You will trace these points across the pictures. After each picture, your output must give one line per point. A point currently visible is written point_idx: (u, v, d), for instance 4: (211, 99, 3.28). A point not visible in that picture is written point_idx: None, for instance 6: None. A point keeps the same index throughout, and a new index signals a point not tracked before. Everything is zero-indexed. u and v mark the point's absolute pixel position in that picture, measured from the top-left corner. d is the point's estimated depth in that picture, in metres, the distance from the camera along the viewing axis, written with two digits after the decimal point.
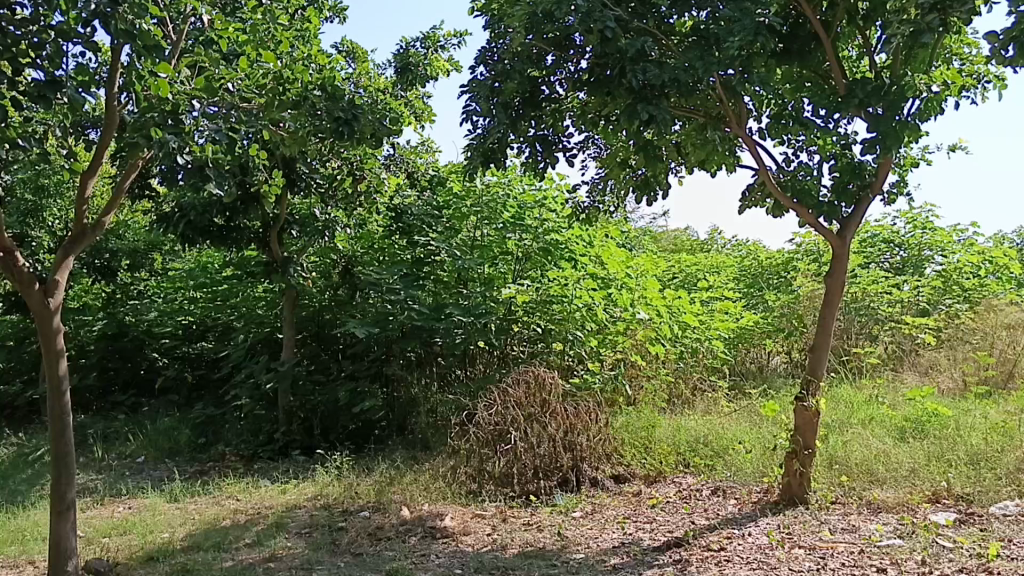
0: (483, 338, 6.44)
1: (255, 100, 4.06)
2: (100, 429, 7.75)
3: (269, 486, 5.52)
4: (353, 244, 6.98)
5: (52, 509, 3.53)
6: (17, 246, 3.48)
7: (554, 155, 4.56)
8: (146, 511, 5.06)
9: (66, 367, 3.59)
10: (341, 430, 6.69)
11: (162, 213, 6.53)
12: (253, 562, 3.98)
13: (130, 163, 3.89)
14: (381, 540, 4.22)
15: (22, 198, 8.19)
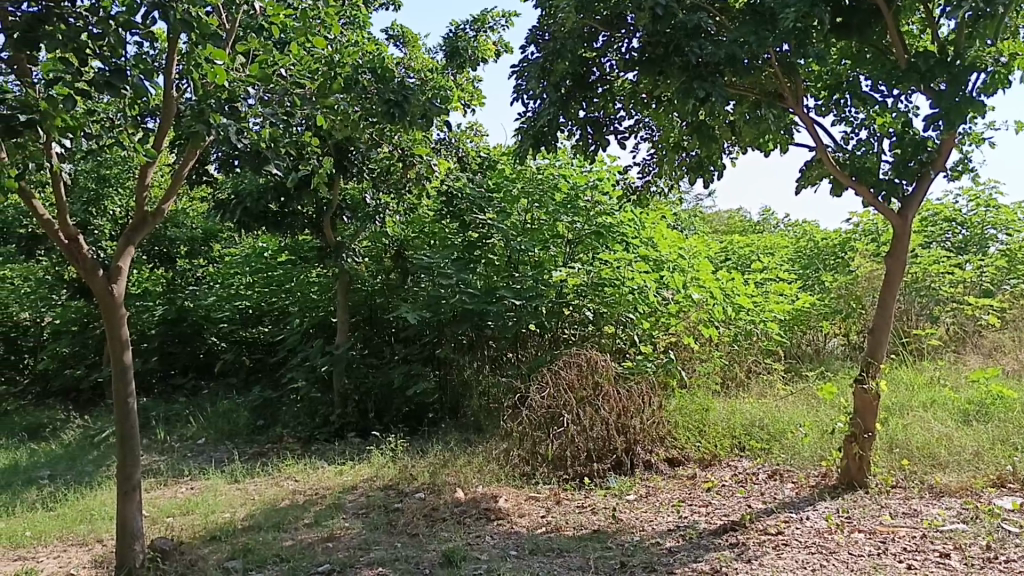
0: (535, 321, 6.42)
1: (308, 86, 4.10)
2: (163, 411, 7.95)
3: (325, 468, 5.61)
4: (404, 229, 7.06)
5: (118, 490, 3.63)
6: (82, 233, 3.58)
7: (605, 137, 4.53)
8: (207, 491, 5.18)
9: (130, 352, 3.68)
10: (395, 413, 6.77)
11: (219, 200, 6.65)
12: (312, 542, 4.06)
13: (187, 151, 3.96)
14: (437, 521, 4.26)
15: (85, 187, 8.41)
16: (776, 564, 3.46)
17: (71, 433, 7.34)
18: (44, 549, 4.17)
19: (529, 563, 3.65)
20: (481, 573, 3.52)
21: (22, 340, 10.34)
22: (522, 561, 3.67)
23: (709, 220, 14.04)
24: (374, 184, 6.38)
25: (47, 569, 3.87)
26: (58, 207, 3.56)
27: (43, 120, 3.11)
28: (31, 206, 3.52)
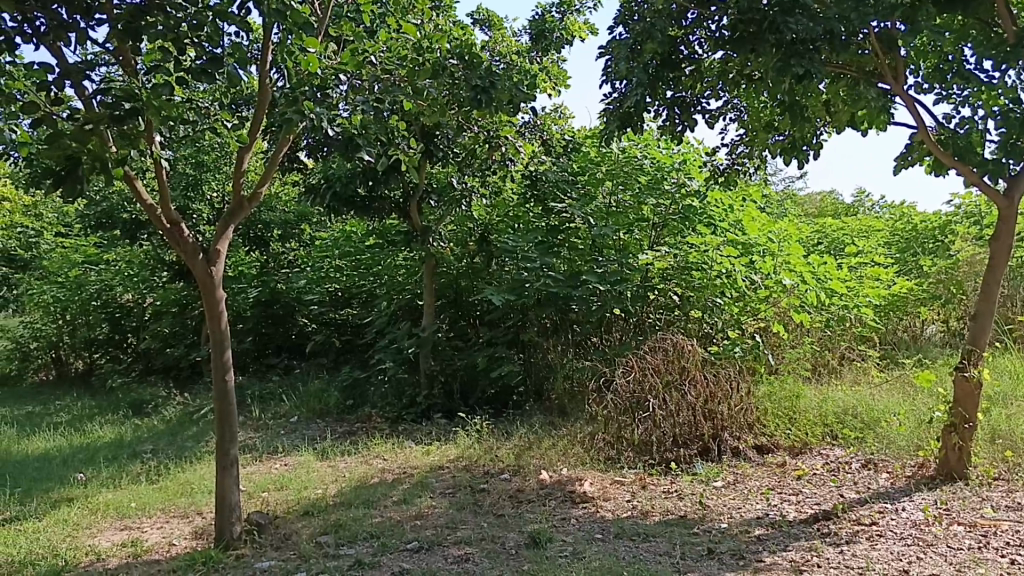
0: (620, 306, 6.37)
1: (397, 72, 4.13)
2: (257, 390, 8.22)
3: (413, 448, 5.71)
4: (489, 212, 7.09)
5: (217, 464, 3.76)
6: (183, 219, 3.72)
7: (693, 118, 4.47)
8: (300, 468, 5.35)
9: (228, 332, 3.82)
10: (481, 394, 6.86)
11: (310, 184, 6.82)
12: (401, 519, 4.14)
13: (281, 138, 4.07)
14: (523, 502, 4.30)
15: (184, 173, 8.73)
16: (870, 555, 3.37)
17: (171, 409, 7.67)
18: (148, 520, 4.37)
19: (615, 546, 3.65)
20: (566, 555, 3.54)
21: (127, 321, 10.83)
22: (608, 544, 3.68)
23: (800, 203, 13.69)
24: (460, 168, 6.44)
25: (152, 539, 4.06)
26: (161, 192, 3.71)
27: (147, 109, 3.24)
28: (137, 192, 3.67)
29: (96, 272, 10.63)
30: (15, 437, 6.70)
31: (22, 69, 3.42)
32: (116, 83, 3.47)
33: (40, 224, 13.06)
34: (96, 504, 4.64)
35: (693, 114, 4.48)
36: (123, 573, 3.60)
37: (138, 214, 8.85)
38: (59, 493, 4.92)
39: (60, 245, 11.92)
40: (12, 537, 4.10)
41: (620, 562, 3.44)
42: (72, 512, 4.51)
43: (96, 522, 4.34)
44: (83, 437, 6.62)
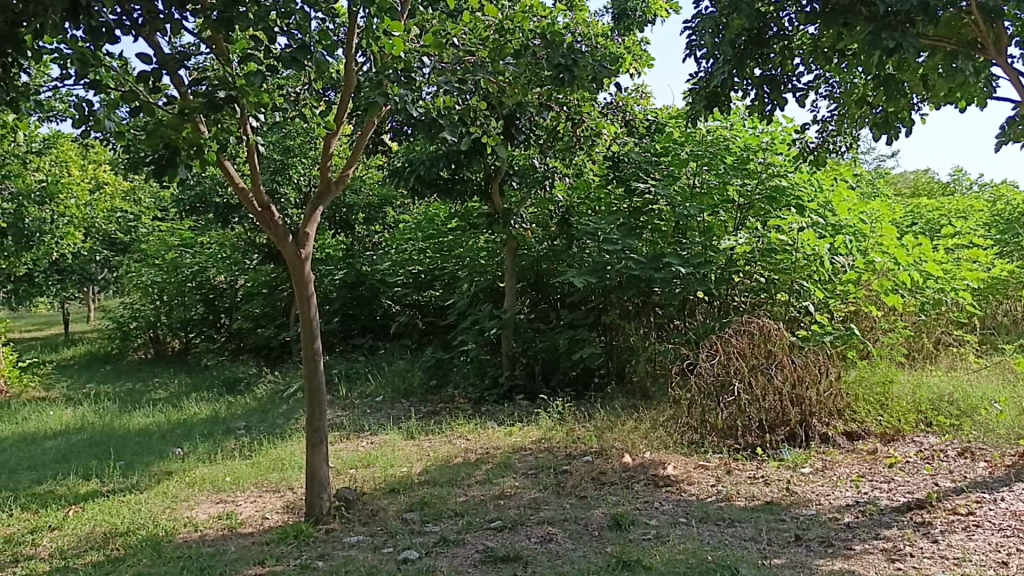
0: (703, 288, 6.21)
1: (479, 53, 4.13)
2: (343, 370, 8.43)
3: (495, 428, 5.77)
4: (570, 194, 7.06)
5: (307, 441, 3.87)
6: (273, 202, 3.82)
7: (783, 96, 4.38)
8: (386, 446, 5.46)
9: (317, 312, 3.91)
10: (563, 376, 6.88)
11: (393, 168, 6.90)
12: (485, 499, 4.19)
13: (366, 121, 4.14)
14: (605, 485, 4.30)
15: (272, 158, 8.96)
16: (966, 545, 3.27)
17: (263, 388, 7.91)
18: (242, 493, 4.54)
19: (699, 531, 3.62)
20: (649, 538, 3.53)
21: (219, 302, 11.21)
22: (692, 529, 3.65)
23: (893, 182, 13.28)
24: (542, 150, 6.44)
25: (246, 512, 4.21)
26: (252, 176, 3.81)
27: (238, 96, 3.32)
28: (229, 176, 3.78)
29: (190, 254, 11.04)
30: (118, 413, 7.03)
31: (123, 61, 3.55)
32: (210, 72, 3.58)
33: (139, 209, 13.60)
34: (193, 477, 4.84)
35: (783, 92, 4.38)
36: (219, 544, 3.74)
37: (229, 199, 9.13)
38: (159, 466, 5.14)
39: (157, 229, 12.40)
40: (117, 508, 4.31)
41: (704, 546, 3.42)
42: (172, 484, 4.71)
43: (193, 495, 4.52)
44: (180, 413, 6.90)
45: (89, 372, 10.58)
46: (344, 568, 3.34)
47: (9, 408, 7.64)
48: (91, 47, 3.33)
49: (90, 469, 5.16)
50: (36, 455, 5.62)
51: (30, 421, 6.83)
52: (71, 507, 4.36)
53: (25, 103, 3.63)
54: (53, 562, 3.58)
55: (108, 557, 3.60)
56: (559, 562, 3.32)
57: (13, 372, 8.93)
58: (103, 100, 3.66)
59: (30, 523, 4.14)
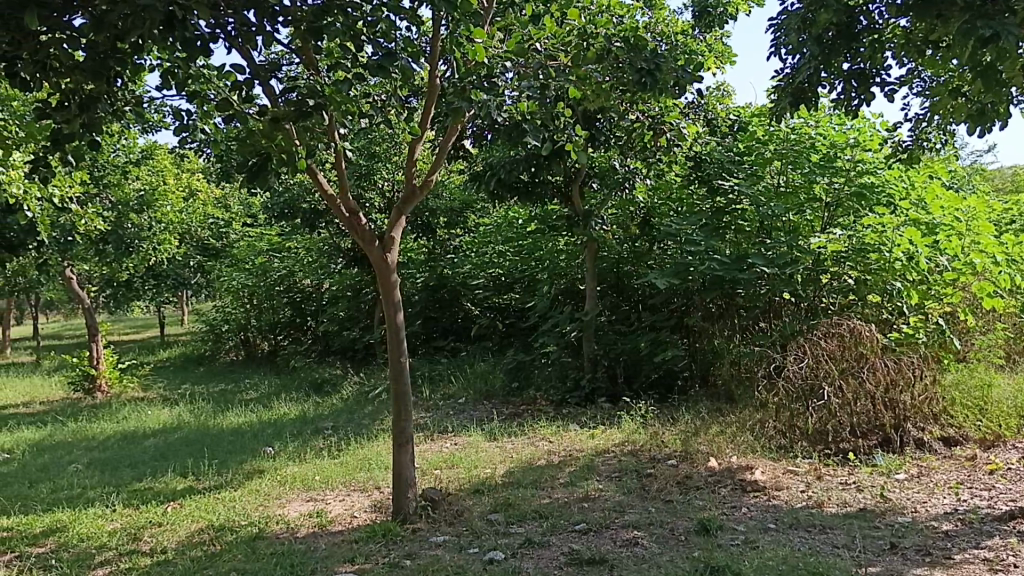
0: (789, 289, 6.14)
1: (562, 57, 4.17)
2: (426, 372, 8.56)
3: (578, 431, 5.77)
4: (651, 195, 7.01)
5: (393, 441, 3.93)
6: (361, 208, 3.90)
7: (870, 90, 4.28)
8: (470, 447, 5.51)
9: (403, 315, 3.97)
10: (645, 379, 6.83)
11: (474, 171, 6.98)
12: (568, 501, 4.20)
13: (449, 128, 4.20)
14: (691, 489, 4.25)
15: (356, 164, 9.15)
16: None
17: (349, 389, 8.08)
18: (331, 492, 4.64)
19: (790, 537, 3.56)
20: (737, 543, 3.48)
21: (306, 305, 11.52)
22: (782, 535, 3.58)
23: (991, 177, 12.77)
24: (622, 151, 6.42)
25: (335, 510, 4.30)
26: (340, 182, 3.90)
27: (326, 104, 3.40)
28: (319, 183, 3.87)
29: (279, 259, 11.36)
30: (212, 412, 7.27)
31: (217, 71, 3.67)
32: (299, 81, 3.67)
33: (229, 215, 14.05)
34: (284, 476, 4.97)
35: (872, 86, 4.27)
36: (310, 541, 3.84)
37: (316, 204, 9.36)
38: (251, 465, 5.30)
39: (246, 235, 12.79)
40: (213, 504, 4.46)
41: (795, 553, 3.35)
42: (264, 482, 4.85)
43: (284, 493, 4.64)
44: (270, 413, 7.11)
45: (184, 373, 10.98)
46: (431, 567, 3.39)
47: (111, 407, 7.99)
48: (188, 60, 3.46)
49: (188, 466, 5.35)
50: (137, 452, 5.86)
51: (130, 420, 7.14)
52: (171, 503, 4.53)
53: (127, 115, 3.80)
54: (154, 556, 3.72)
55: (206, 552, 3.72)
56: (646, 565, 3.30)
57: (113, 373, 9.32)
58: (198, 111, 3.79)
59: (133, 519, 4.31)
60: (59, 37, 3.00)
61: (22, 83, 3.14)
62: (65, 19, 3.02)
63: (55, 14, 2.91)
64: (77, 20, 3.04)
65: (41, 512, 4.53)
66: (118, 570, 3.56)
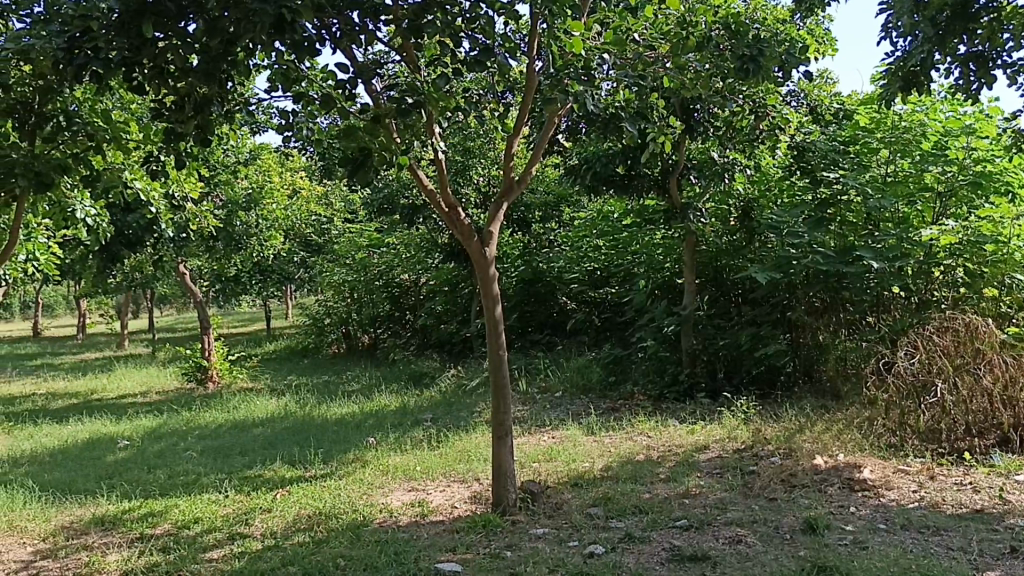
0: (899, 283, 5.98)
1: (660, 47, 4.11)
2: (522, 367, 8.62)
3: (677, 426, 5.71)
4: (750, 187, 6.87)
5: (493, 434, 3.96)
6: (461, 203, 3.95)
7: (991, 74, 4.04)
8: (567, 441, 5.52)
9: (502, 308, 3.99)
10: (746, 374, 6.73)
11: (569, 165, 6.97)
12: (669, 497, 4.16)
13: (546, 121, 4.19)
14: (796, 487, 4.15)
15: (453, 160, 9.26)
16: None
17: (446, 381, 8.20)
18: (432, 483, 4.71)
19: (901, 538, 3.44)
20: (846, 543, 3.39)
21: (405, 299, 11.79)
22: (893, 536, 3.46)
23: None
24: (720, 142, 6.29)
25: (436, 500, 4.38)
26: (440, 179, 3.94)
27: (426, 101, 3.45)
28: (419, 179, 3.92)
29: (378, 254, 11.62)
30: (316, 403, 7.50)
31: (324, 71, 3.77)
32: (402, 79, 3.74)
33: (331, 212, 14.44)
34: (386, 466, 5.08)
35: (992, 69, 4.06)
36: (413, 530, 3.91)
37: (414, 200, 9.53)
38: (355, 454, 5.45)
39: (347, 231, 13.12)
40: (319, 492, 4.60)
41: (908, 555, 3.23)
42: (368, 472, 4.97)
43: (387, 483, 4.74)
44: (372, 404, 7.29)
45: (288, 365, 11.38)
46: (531, 559, 3.40)
47: (222, 397, 8.31)
48: (296, 62, 3.57)
49: (295, 455, 5.53)
50: (246, 440, 6.09)
51: (240, 409, 7.42)
52: (280, 490, 4.69)
53: (236, 115, 3.92)
54: (265, 540, 3.86)
55: (314, 538, 3.83)
56: (750, 563, 3.24)
57: (224, 364, 9.69)
58: (305, 111, 3.91)
59: (245, 504, 4.48)
60: (177, 43, 3.11)
61: (140, 87, 3.26)
62: (180, 26, 3.13)
63: (171, 20, 3.09)
64: (191, 26, 3.15)
65: (160, 496, 4.76)
66: (232, 554, 3.71)
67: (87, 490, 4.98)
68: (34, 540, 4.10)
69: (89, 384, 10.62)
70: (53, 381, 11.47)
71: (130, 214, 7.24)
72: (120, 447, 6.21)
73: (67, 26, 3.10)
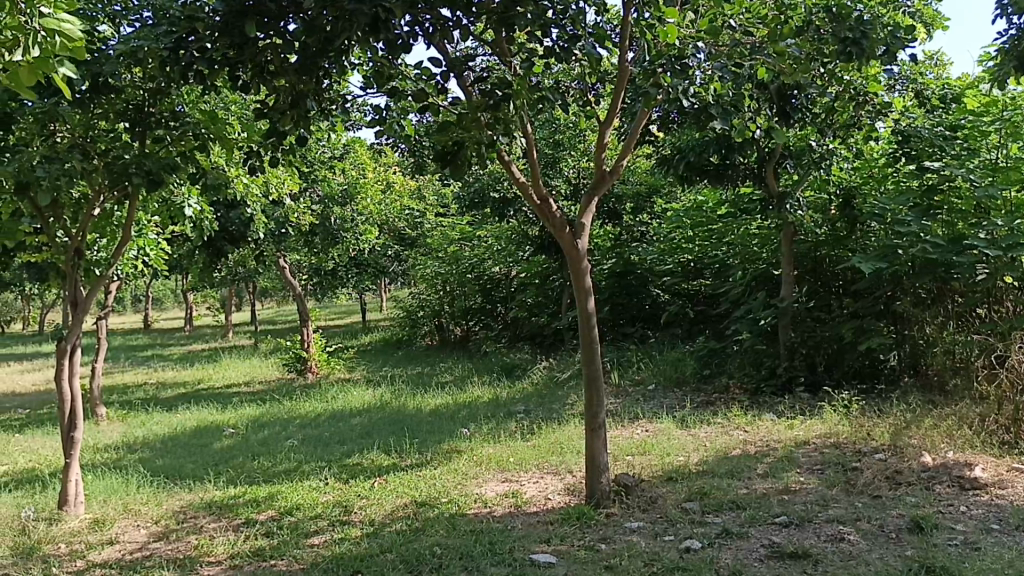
0: (1013, 273, 5.59)
1: (757, 33, 3.94)
2: (614, 360, 8.57)
3: (776, 421, 5.58)
4: (850, 175, 6.67)
5: (586, 427, 3.94)
6: (552, 195, 3.94)
7: None
8: (661, 435, 5.47)
9: (594, 301, 3.97)
10: (848, 368, 6.54)
11: (661, 156, 6.89)
12: (768, 493, 4.07)
13: (639, 113, 4.12)
14: (902, 485, 4.00)
15: (543, 152, 9.26)
16: None
17: (538, 373, 8.23)
18: (526, 474, 4.74)
19: (1016, 539, 3.29)
20: (957, 544, 3.25)
21: (496, 292, 11.89)
22: (1008, 537, 3.31)
23: None
24: (820, 130, 6.11)
25: (530, 492, 4.39)
26: (531, 171, 3.93)
27: (515, 94, 3.45)
28: (510, 172, 3.92)
29: (469, 247, 11.74)
30: (411, 394, 7.63)
31: (418, 67, 3.82)
32: (493, 73, 3.73)
33: (423, 207, 14.61)
34: (481, 457, 5.12)
35: None
36: (507, 521, 3.93)
37: (505, 193, 9.58)
38: (449, 445, 5.51)
39: (439, 225, 13.32)
40: (414, 481, 4.67)
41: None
42: (462, 462, 5.04)
43: (480, 473, 4.79)
44: (465, 395, 7.37)
45: (384, 356, 11.61)
46: (626, 552, 3.38)
47: (321, 387, 8.54)
48: (390, 59, 3.61)
49: (391, 444, 5.65)
50: (345, 429, 6.25)
51: (338, 399, 7.61)
52: (377, 479, 4.79)
53: (333, 112, 3.99)
54: (364, 528, 3.94)
55: (411, 526, 3.90)
56: (854, 562, 3.15)
57: (322, 356, 9.95)
58: (396, 106, 3.95)
59: (344, 492, 4.60)
60: (276, 42, 3.19)
61: (243, 86, 3.35)
62: (282, 25, 3.20)
63: (271, 20, 3.14)
64: (292, 25, 3.21)
65: (264, 483, 4.92)
66: (333, 540, 3.80)
67: (195, 476, 5.19)
68: (147, 523, 4.29)
69: (196, 374, 11.07)
70: (163, 372, 11.98)
71: (233, 210, 7.51)
72: (226, 435, 6.45)
73: (175, 29, 3.23)
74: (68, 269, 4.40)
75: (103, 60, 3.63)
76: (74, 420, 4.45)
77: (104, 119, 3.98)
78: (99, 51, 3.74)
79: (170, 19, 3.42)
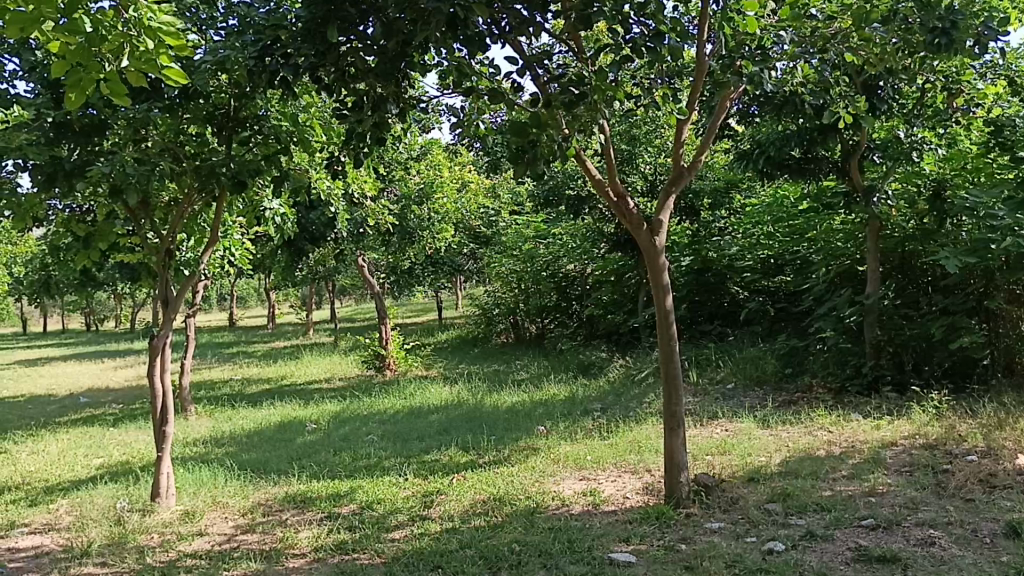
0: None
1: (840, 21, 3.85)
2: (692, 358, 8.46)
3: (861, 421, 5.43)
4: (942, 166, 6.41)
5: (665, 425, 3.91)
6: (629, 192, 3.91)
7: None
8: (742, 434, 5.38)
9: (672, 297, 3.92)
10: (937, 365, 6.33)
11: (741, 151, 6.79)
12: (855, 494, 3.97)
13: (718, 106, 4.04)
14: (997, 489, 3.85)
15: (619, 149, 9.21)
16: None
17: (614, 371, 8.19)
18: (604, 473, 4.72)
19: None
20: None
21: (571, 289, 11.86)
22: None
23: None
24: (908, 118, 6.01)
25: (608, 490, 4.38)
26: (608, 168, 3.90)
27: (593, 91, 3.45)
28: (586, 169, 3.90)
29: (544, 245, 11.75)
30: (488, 391, 7.68)
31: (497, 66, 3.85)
32: (570, 69, 3.73)
33: (499, 205, 14.68)
34: (558, 455, 5.12)
35: None
36: (586, 519, 3.93)
37: (579, 190, 9.56)
38: (527, 442, 5.53)
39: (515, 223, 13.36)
40: (493, 478, 4.70)
41: None
42: (540, 459, 5.05)
43: (557, 471, 4.79)
44: (542, 393, 7.36)
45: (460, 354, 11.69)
46: (707, 553, 3.33)
47: (398, 384, 8.66)
48: (469, 58, 3.65)
49: (469, 441, 5.68)
50: (423, 426, 6.32)
51: (416, 396, 7.70)
52: (456, 475, 4.84)
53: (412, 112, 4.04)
54: (444, 523, 3.99)
55: (490, 523, 3.92)
56: (946, 567, 3.04)
57: (399, 353, 10.09)
58: (475, 105, 3.98)
59: (423, 487, 4.66)
60: (357, 46, 3.26)
61: (323, 88, 3.42)
62: (361, 30, 3.23)
63: (351, 25, 3.20)
64: (370, 28, 3.24)
65: (346, 477, 5.02)
66: (413, 535, 3.85)
67: (280, 470, 5.33)
68: (235, 515, 4.42)
69: (278, 371, 11.35)
70: (247, 368, 12.31)
71: (314, 211, 7.67)
72: (308, 430, 6.60)
73: (260, 35, 3.34)
74: (159, 268, 4.56)
75: (193, 67, 3.75)
76: (165, 415, 4.62)
77: (193, 125, 4.12)
78: (189, 59, 3.87)
79: (255, 26, 3.53)
